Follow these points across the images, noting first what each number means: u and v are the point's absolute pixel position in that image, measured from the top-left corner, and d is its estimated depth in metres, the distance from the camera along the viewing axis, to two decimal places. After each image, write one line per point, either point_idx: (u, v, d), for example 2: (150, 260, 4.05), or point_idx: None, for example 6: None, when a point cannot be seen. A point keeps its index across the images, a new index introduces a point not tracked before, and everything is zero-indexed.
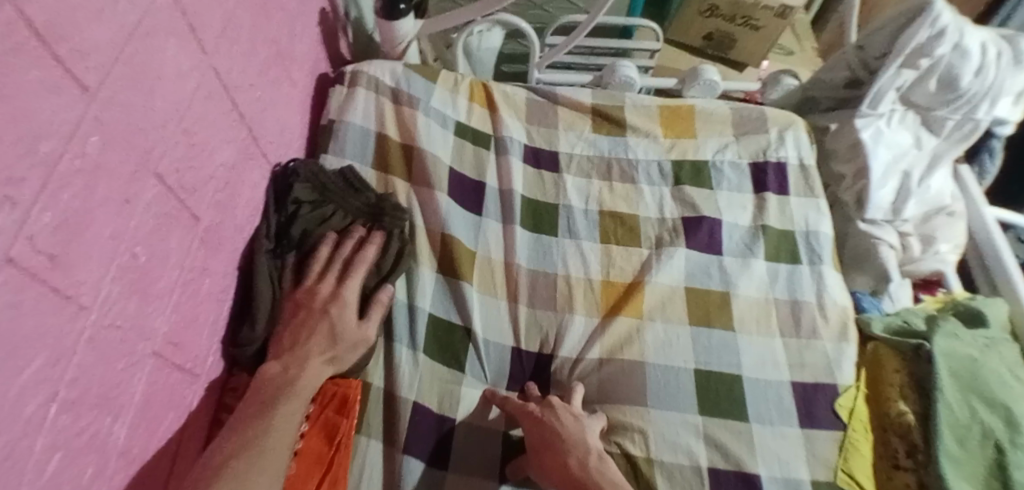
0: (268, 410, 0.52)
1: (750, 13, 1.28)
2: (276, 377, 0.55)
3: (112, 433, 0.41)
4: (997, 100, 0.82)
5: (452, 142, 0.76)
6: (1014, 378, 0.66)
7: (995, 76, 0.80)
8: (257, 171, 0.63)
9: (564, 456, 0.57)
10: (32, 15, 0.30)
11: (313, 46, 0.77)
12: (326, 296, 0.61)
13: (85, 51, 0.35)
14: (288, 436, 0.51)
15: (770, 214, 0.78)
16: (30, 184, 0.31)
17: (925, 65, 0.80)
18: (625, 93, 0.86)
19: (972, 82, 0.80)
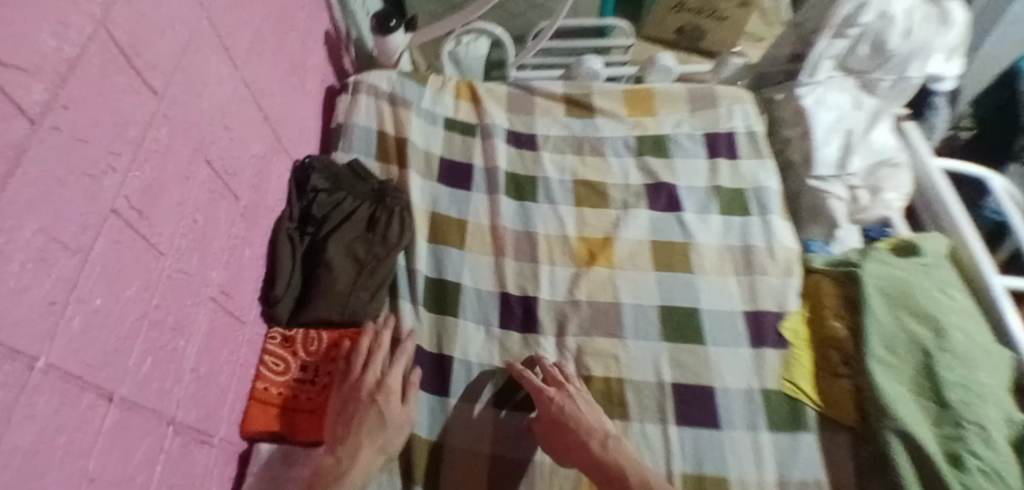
0: None
1: (716, 5, 1.41)
2: (328, 470, 0.59)
3: (185, 355, 0.54)
4: (926, 59, 0.91)
5: (442, 135, 0.90)
6: (946, 294, 0.74)
7: (921, 37, 0.89)
8: (282, 162, 0.76)
9: (581, 438, 0.62)
10: (117, 39, 0.44)
11: (322, 62, 0.91)
12: (373, 385, 0.64)
13: (152, 64, 0.49)
14: None
15: (722, 176, 0.89)
16: (123, 156, 0.45)
17: (855, 33, 0.91)
18: (592, 82, 0.99)
19: (900, 44, 0.89)
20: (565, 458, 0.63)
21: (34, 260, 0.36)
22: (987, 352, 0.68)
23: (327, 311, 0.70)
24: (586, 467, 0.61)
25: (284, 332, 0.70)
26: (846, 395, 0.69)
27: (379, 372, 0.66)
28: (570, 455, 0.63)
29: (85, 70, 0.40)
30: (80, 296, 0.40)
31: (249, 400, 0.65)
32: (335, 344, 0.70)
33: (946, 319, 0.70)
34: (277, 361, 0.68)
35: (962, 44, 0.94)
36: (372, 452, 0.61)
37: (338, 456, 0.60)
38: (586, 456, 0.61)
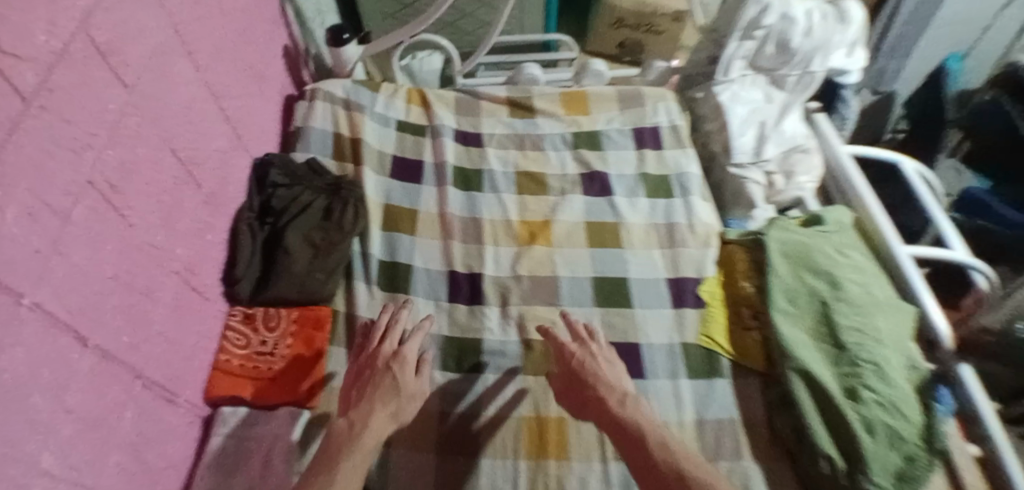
0: (330, 468, 0.57)
1: (652, 20, 1.52)
2: (340, 432, 0.61)
3: (153, 320, 0.60)
4: (826, 54, 1.03)
5: (394, 135, 0.98)
6: (842, 253, 0.83)
7: (820, 36, 1.01)
8: (243, 159, 0.84)
9: (596, 392, 0.66)
10: (95, 38, 0.51)
11: (280, 72, 1.00)
12: (389, 354, 0.68)
13: (124, 62, 0.57)
14: None
15: (649, 164, 1.00)
16: (99, 137, 0.52)
17: (761, 35, 1.03)
18: (532, 86, 1.09)
19: (802, 42, 1.01)
20: (582, 413, 0.67)
21: (23, 212, 0.42)
22: (878, 300, 0.78)
23: (285, 290, 0.76)
24: (600, 421, 0.64)
25: (245, 310, 0.76)
26: (755, 343, 0.78)
27: (395, 346, 0.70)
28: (587, 408, 0.66)
29: (69, 61, 0.48)
30: (61, 251, 0.47)
31: (212, 370, 0.71)
32: (293, 320, 0.76)
33: (840, 274, 0.80)
34: (239, 336, 0.74)
35: (860, 39, 1.07)
36: (384, 417, 0.62)
37: (350, 421, 0.62)
38: (601, 410, 0.64)
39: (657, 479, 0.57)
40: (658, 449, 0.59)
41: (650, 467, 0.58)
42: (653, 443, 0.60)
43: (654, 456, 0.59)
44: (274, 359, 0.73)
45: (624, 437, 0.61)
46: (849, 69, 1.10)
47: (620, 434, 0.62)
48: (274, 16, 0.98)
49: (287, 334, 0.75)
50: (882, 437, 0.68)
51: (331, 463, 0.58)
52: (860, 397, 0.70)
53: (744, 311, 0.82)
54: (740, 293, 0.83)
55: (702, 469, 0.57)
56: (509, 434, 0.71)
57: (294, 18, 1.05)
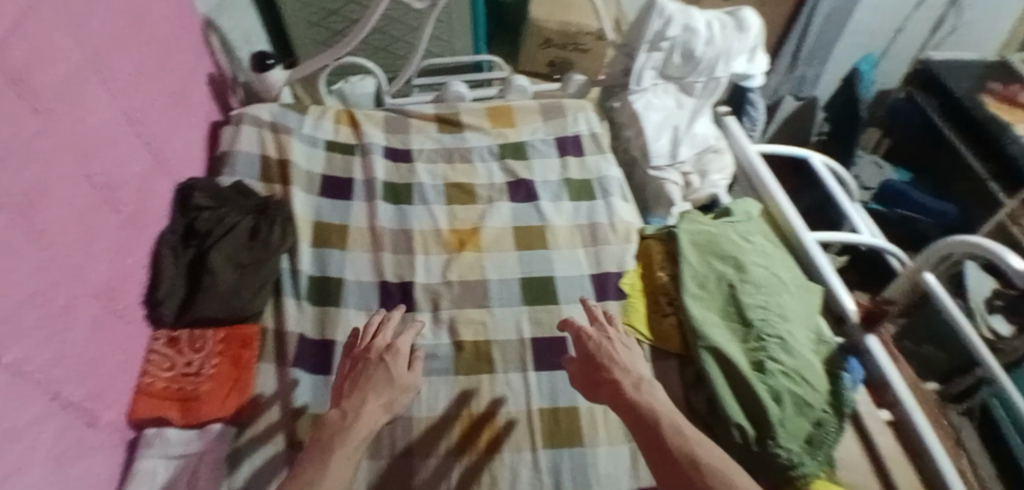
0: (321, 453, 0.58)
1: (578, 40, 1.60)
2: (331, 421, 0.62)
3: (70, 340, 0.60)
4: (728, 61, 1.12)
5: (322, 155, 1.00)
6: (747, 239, 0.90)
7: (720, 45, 1.10)
8: (164, 183, 0.85)
9: (609, 376, 0.68)
10: (6, 64, 0.53)
11: (202, 100, 1.02)
12: (383, 347, 0.71)
13: (35, 88, 0.58)
14: (343, 477, 0.57)
15: (572, 170, 1.05)
16: (12, 159, 0.53)
17: (666, 46, 1.11)
18: (459, 103, 1.13)
19: (705, 51, 1.10)
20: (595, 394, 0.69)
21: None
22: (782, 279, 0.85)
23: (210, 309, 0.77)
24: (613, 403, 0.66)
25: (170, 333, 0.78)
26: (672, 329, 0.84)
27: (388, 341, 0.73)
28: (599, 391, 0.68)
29: None
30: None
31: (135, 393, 0.72)
32: (220, 340, 0.77)
33: (745, 258, 0.87)
34: (163, 359, 0.75)
35: (759, 44, 1.15)
36: (375, 406, 0.64)
37: (343, 411, 0.63)
38: (613, 390, 0.66)
39: (668, 459, 0.58)
40: (671, 432, 0.60)
41: (661, 447, 0.59)
42: (666, 423, 0.61)
43: (666, 437, 0.60)
44: (200, 378, 0.74)
45: (637, 416, 0.63)
46: (751, 74, 1.18)
47: (635, 415, 0.63)
48: (195, 47, 1.00)
49: (214, 354, 0.76)
50: (790, 404, 0.74)
51: (326, 452, 0.58)
52: (767, 368, 0.75)
53: (661, 299, 0.87)
54: (656, 283, 0.89)
55: (710, 450, 0.58)
56: (442, 430, 0.73)
57: (219, 48, 1.10)
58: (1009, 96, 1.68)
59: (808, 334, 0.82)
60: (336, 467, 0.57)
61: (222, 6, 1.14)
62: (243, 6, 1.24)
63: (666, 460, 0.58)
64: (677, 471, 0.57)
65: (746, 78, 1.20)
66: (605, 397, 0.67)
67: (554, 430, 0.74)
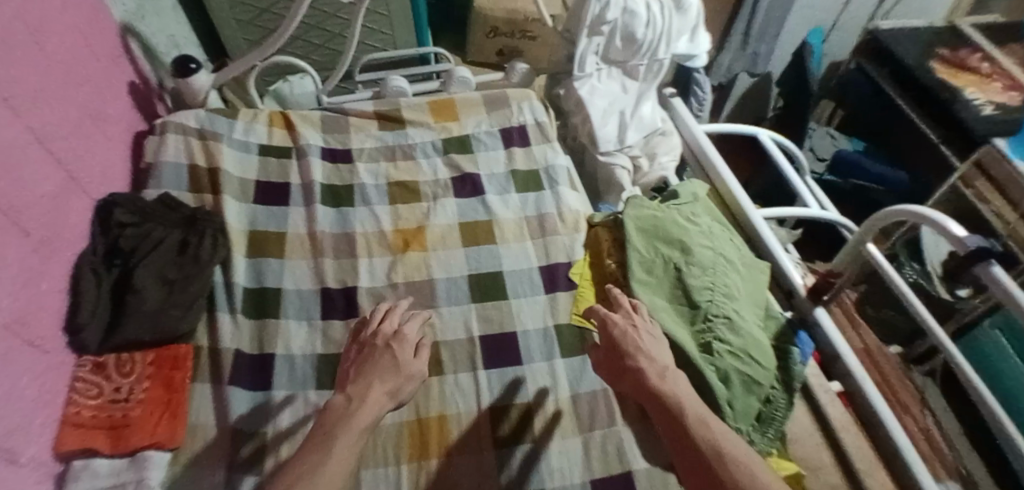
0: (327, 440, 0.58)
1: (525, 26, 1.54)
2: (337, 408, 0.62)
3: None
4: (670, 43, 1.11)
5: (256, 161, 0.96)
6: (692, 221, 0.90)
7: (661, 26, 1.09)
8: (81, 201, 0.80)
9: (633, 366, 0.66)
10: None
11: (122, 109, 0.97)
12: (389, 333, 0.71)
13: None
14: (344, 468, 0.56)
15: (518, 161, 1.03)
16: None
17: (608, 30, 1.09)
18: (400, 98, 1.10)
19: (646, 33, 1.08)
20: (620, 382, 0.68)
21: None
22: (728, 259, 0.85)
23: (137, 331, 0.73)
24: (642, 393, 0.64)
25: (95, 358, 0.74)
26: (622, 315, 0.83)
27: (395, 327, 0.73)
28: (626, 377, 0.67)
29: None
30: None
31: (61, 424, 0.68)
32: (150, 362, 0.74)
33: (691, 239, 0.86)
34: (90, 386, 0.72)
35: (700, 23, 1.15)
36: (380, 391, 0.65)
37: (348, 397, 0.64)
38: (640, 379, 0.65)
39: (695, 454, 0.56)
40: (696, 426, 0.58)
41: (686, 440, 0.58)
42: (690, 414, 0.59)
43: (691, 430, 0.58)
44: (129, 404, 0.71)
45: (665, 409, 0.61)
46: (694, 55, 1.18)
47: (665, 412, 0.61)
48: (112, 54, 0.95)
49: (144, 378, 0.73)
50: (739, 383, 0.75)
51: (328, 439, 0.58)
52: (715, 349, 0.76)
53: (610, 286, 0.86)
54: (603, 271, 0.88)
55: (735, 441, 0.56)
56: (391, 438, 0.71)
57: (141, 53, 1.05)
58: (958, 61, 1.73)
59: (757, 312, 0.82)
60: (340, 454, 0.57)
61: (143, 9, 1.08)
62: (168, 9, 1.18)
63: (692, 453, 0.57)
64: (705, 465, 0.55)
65: (689, 59, 1.19)
66: (632, 385, 0.66)
67: (505, 429, 0.73)
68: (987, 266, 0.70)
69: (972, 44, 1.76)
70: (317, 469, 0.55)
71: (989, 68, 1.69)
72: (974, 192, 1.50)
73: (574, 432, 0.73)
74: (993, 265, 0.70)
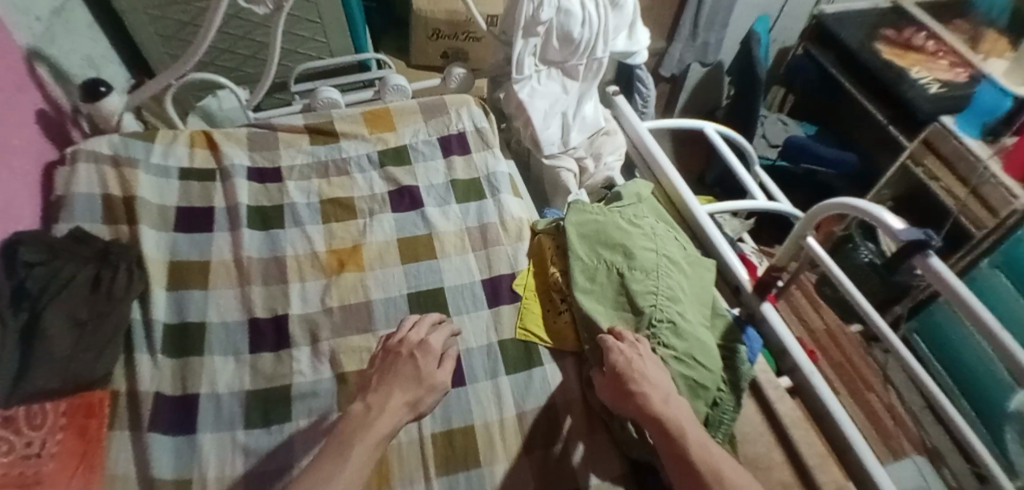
0: (344, 447, 0.60)
1: (467, 28, 1.49)
2: (357, 415, 0.64)
3: None
4: (607, 40, 1.08)
5: (177, 186, 0.91)
6: (636, 223, 0.88)
7: (598, 24, 1.06)
8: None
9: (631, 390, 0.67)
10: None
11: (30, 139, 0.91)
12: (414, 342, 0.72)
13: None
14: (359, 478, 0.57)
15: (458, 170, 1.00)
16: None
17: (543, 30, 1.05)
18: (332, 110, 1.05)
19: (582, 32, 1.04)
20: (624, 408, 0.68)
21: None
22: (673, 260, 0.83)
23: (47, 378, 0.68)
24: (642, 419, 0.66)
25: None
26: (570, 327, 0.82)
27: (421, 335, 0.74)
28: (625, 404, 0.68)
29: None
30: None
31: None
32: (63, 412, 0.68)
33: (633, 242, 0.84)
34: (2, 442, 0.62)
35: (637, 19, 1.13)
36: (401, 399, 0.66)
37: (367, 406, 0.65)
38: (638, 405, 0.66)
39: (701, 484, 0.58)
40: (697, 454, 0.60)
41: (689, 467, 0.60)
42: (691, 440, 0.62)
43: (696, 461, 0.60)
44: (39, 458, 0.63)
45: (666, 435, 0.63)
46: (633, 52, 1.16)
47: (666, 441, 0.63)
48: (15, 80, 0.88)
49: (57, 429, 0.66)
50: (683, 389, 0.74)
51: (347, 445, 0.60)
52: (658, 356, 0.74)
53: (552, 295, 0.85)
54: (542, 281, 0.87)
55: (733, 469, 0.59)
56: None
57: (51, 78, 0.98)
58: (903, 42, 1.75)
59: (703, 312, 0.80)
60: (355, 462, 0.58)
61: (53, 29, 1.00)
62: (81, 27, 1.10)
63: (689, 474, 0.60)
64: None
65: (629, 56, 1.18)
66: (628, 408, 0.67)
67: (448, 456, 0.70)
68: (924, 256, 0.70)
69: (915, 24, 1.78)
70: (332, 478, 0.56)
71: (935, 46, 1.71)
72: (924, 170, 1.55)
73: (517, 454, 0.71)
74: (930, 255, 0.70)
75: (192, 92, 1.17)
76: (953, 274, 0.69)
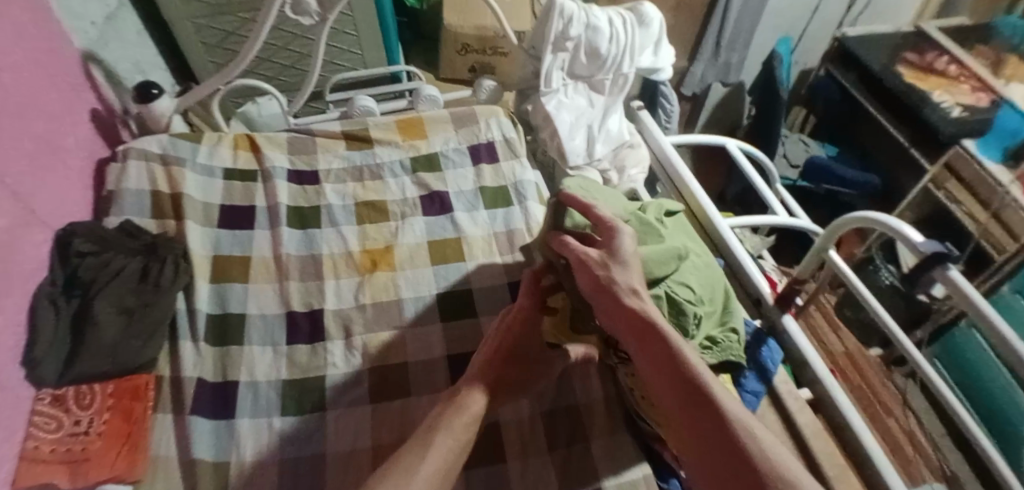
0: (433, 429, 0.62)
1: (495, 43, 1.54)
2: (450, 400, 0.66)
3: None
4: (633, 56, 1.12)
5: (220, 185, 0.96)
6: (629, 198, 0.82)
7: (624, 41, 1.10)
8: (37, 232, 0.78)
9: (626, 303, 0.62)
10: None
11: (85, 137, 0.96)
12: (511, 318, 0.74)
13: None
14: (444, 459, 0.59)
15: (486, 177, 1.04)
16: None
17: (572, 45, 1.09)
18: (367, 118, 1.10)
19: (609, 47, 1.09)
20: (602, 302, 0.65)
21: None
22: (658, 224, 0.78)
23: (94, 364, 0.72)
24: (632, 328, 0.62)
25: (52, 391, 0.72)
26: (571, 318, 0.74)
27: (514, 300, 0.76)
28: (620, 316, 0.63)
29: None
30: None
31: (20, 460, 0.66)
32: (110, 393, 0.72)
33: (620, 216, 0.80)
34: (48, 419, 0.70)
35: (662, 37, 1.16)
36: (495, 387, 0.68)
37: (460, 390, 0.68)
38: (620, 305, 0.63)
39: (718, 416, 0.55)
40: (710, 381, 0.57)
41: (700, 396, 0.56)
42: (696, 369, 0.58)
43: (711, 394, 0.56)
44: (89, 437, 0.68)
45: (662, 357, 0.60)
46: (659, 68, 1.18)
47: (670, 362, 0.59)
48: (71, 81, 0.93)
49: (104, 410, 0.71)
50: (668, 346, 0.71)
51: (432, 432, 0.62)
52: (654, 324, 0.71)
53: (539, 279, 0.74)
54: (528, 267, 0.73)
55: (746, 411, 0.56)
56: (360, 462, 0.70)
57: (104, 80, 1.04)
58: (924, 65, 1.76)
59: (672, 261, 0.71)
60: (442, 444, 0.60)
61: (105, 35, 1.07)
62: (132, 33, 1.17)
63: (694, 403, 0.57)
64: (726, 432, 0.54)
65: (656, 72, 1.20)
66: (620, 323, 0.63)
67: (471, 453, 0.73)
68: (943, 268, 0.71)
69: (939, 47, 1.79)
70: (421, 457, 0.58)
71: (957, 70, 1.72)
72: (945, 193, 1.54)
73: (540, 452, 0.74)
74: (949, 267, 0.71)
75: (234, 98, 1.22)
76: (973, 287, 0.70)
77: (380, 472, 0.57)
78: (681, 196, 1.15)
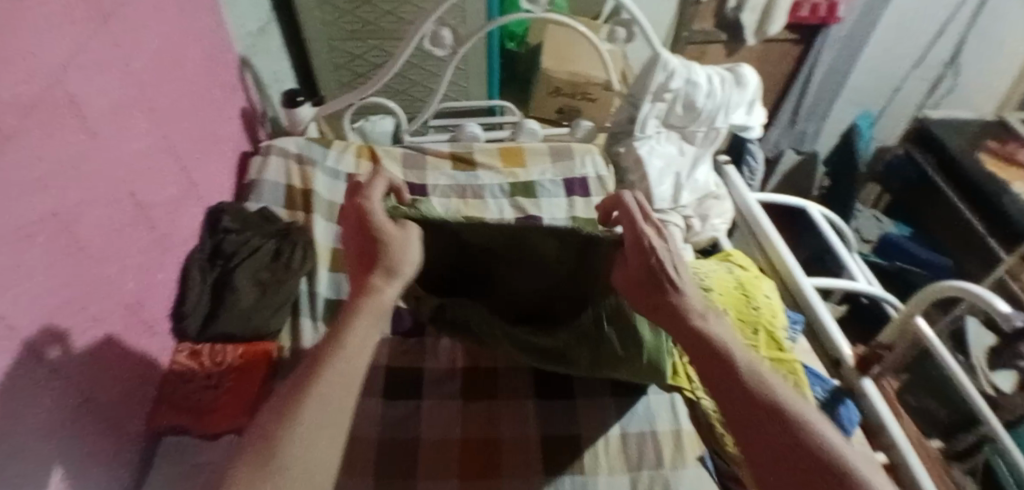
0: (318, 368, 0.50)
1: (586, 89, 1.64)
2: (327, 337, 0.54)
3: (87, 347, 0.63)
4: (727, 112, 1.18)
5: (343, 187, 1.07)
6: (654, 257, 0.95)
7: (722, 96, 1.16)
8: (195, 207, 0.90)
9: (673, 300, 0.57)
10: (75, 104, 0.60)
11: (236, 131, 1.10)
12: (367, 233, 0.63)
13: (97, 130, 0.65)
14: (329, 408, 0.48)
15: (578, 208, 1.11)
16: (71, 191, 0.59)
17: (671, 97, 1.15)
18: (474, 143, 1.20)
19: (706, 102, 1.15)
20: (644, 301, 0.60)
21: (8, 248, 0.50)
22: None
23: (230, 326, 0.81)
24: (676, 330, 0.56)
25: (193, 346, 0.81)
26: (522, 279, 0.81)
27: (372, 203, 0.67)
28: (665, 316, 0.57)
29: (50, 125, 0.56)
30: (5, 262, 0.49)
31: (160, 402, 0.75)
32: (237, 355, 0.79)
33: None
34: (186, 370, 0.78)
35: (757, 98, 1.21)
36: (373, 315, 0.56)
37: (333, 327, 0.55)
38: (663, 306, 0.57)
39: (782, 423, 0.46)
40: (766, 384, 0.49)
41: (755, 400, 0.48)
42: (750, 370, 0.50)
43: (771, 397, 0.48)
44: (217, 390, 0.76)
45: (707, 357, 0.53)
46: (751, 126, 1.23)
47: (720, 363, 0.51)
48: (230, 82, 1.07)
49: (231, 369, 0.78)
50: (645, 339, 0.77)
51: (319, 370, 0.50)
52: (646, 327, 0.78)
53: (386, 221, 0.65)
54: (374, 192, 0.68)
55: (794, 397, 0.49)
56: (451, 452, 0.75)
57: (252, 84, 1.18)
58: (1007, 153, 1.75)
59: None
60: (321, 395, 0.48)
61: (257, 45, 1.22)
62: (276, 48, 1.33)
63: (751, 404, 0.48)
64: (795, 440, 0.45)
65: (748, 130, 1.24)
66: (665, 322, 0.58)
67: (553, 455, 0.76)
68: None
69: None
70: (310, 400, 0.48)
71: None
72: None
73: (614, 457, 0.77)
74: None
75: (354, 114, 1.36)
76: None
77: (273, 415, 0.47)
78: (764, 247, 1.18)
